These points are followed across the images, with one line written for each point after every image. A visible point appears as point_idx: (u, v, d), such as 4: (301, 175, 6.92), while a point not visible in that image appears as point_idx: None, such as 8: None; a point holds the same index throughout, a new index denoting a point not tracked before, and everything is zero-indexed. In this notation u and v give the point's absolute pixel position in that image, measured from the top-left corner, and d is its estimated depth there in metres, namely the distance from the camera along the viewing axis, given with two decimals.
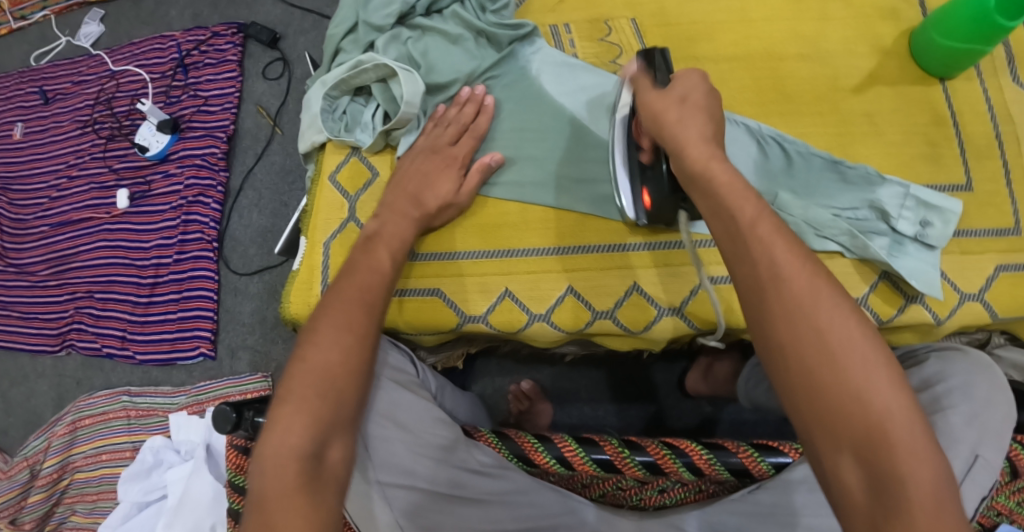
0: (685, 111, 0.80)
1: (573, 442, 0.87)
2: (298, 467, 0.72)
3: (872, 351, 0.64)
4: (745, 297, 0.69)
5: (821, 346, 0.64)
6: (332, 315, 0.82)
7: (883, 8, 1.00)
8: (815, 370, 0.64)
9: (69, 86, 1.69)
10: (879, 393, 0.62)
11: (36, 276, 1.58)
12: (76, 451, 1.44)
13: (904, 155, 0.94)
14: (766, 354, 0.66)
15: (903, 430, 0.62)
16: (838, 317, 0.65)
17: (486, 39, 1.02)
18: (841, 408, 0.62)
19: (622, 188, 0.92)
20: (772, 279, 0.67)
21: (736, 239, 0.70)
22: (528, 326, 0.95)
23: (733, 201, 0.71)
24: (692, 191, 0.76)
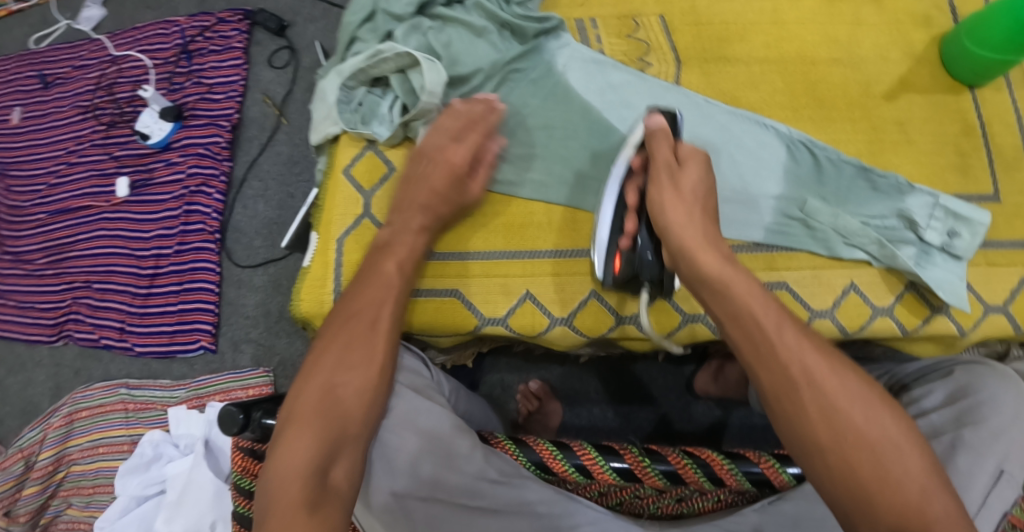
0: (694, 205, 0.83)
1: (592, 450, 0.86)
2: (301, 487, 0.73)
3: (899, 438, 0.71)
4: (772, 397, 0.74)
5: (856, 443, 0.70)
6: (335, 333, 0.82)
7: (916, 14, 0.99)
8: (856, 467, 0.70)
9: (69, 70, 1.65)
10: (915, 481, 0.69)
11: (32, 265, 1.55)
12: (72, 443, 1.41)
13: (934, 164, 0.93)
14: (802, 451, 0.72)
15: (944, 511, 0.68)
16: (870, 415, 0.71)
17: (511, 32, 1.00)
18: (885, 501, 0.68)
19: (597, 260, 0.89)
20: (803, 383, 0.72)
21: (760, 347, 0.74)
22: (549, 330, 0.94)
23: (749, 308, 0.75)
24: (705, 296, 0.79)
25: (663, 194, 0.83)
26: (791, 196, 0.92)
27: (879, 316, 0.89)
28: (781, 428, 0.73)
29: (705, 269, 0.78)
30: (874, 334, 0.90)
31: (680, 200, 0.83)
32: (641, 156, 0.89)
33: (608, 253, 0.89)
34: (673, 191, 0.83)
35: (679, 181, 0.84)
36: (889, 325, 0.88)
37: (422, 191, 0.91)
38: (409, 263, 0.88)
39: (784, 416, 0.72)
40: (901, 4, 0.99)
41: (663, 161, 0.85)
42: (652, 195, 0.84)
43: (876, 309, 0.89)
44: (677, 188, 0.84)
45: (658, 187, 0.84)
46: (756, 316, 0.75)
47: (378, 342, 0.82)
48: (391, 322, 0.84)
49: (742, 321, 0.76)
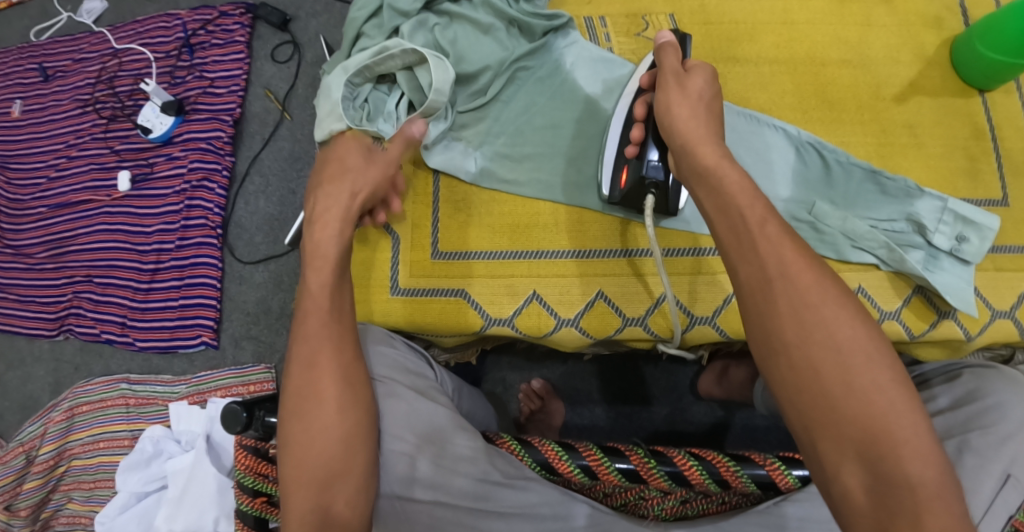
0: (696, 108, 0.81)
1: (598, 451, 0.85)
2: (303, 524, 0.76)
3: (871, 349, 0.66)
4: (747, 290, 0.71)
5: (824, 345, 0.67)
6: (287, 383, 0.80)
7: (927, 16, 0.98)
8: (822, 370, 0.66)
9: (70, 63, 1.64)
10: (883, 393, 0.65)
11: (33, 259, 1.54)
12: (73, 438, 1.41)
13: (943, 168, 0.93)
14: (771, 350, 0.69)
15: (907, 430, 0.64)
16: (848, 321, 0.67)
17: (519, 29, 0.99)
18: (846, 407, 0.65)
19: (604, 173, 0.92)
20: (779, 278, 0.69)
21: (741, 238, 0.71)
22: (556, 331, 0.93)
23: (739, 201, 0.73)
24: (697, 190, 0.77)
25: (670, 98, 0.82)
26: (799, 200, 0.92)
27: (886, 320, 0.89)
28: (751, 324, 0.70)
29: (702, 162, 0.77)
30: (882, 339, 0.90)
31: (681, 102, 0.81)
32: (649, 76, 0.89)
33: (619, 164, 0.91)
34: (679, 92, 0.82)
35: (685, 84, 0.83)
36: (896, 330, 0.88)
37: (336, 211, 0.87)
38: (327, 276, 0.83)
39: (755, 310, 0.70)
40: (913, 5, 0.99)
41: (671, 69, 0.85)
42: (659, 98, 0.83)
43: (884, 314, 0.89)
44: (683, 89, 0.82)
45: (664, 89, 0.83)
46: (743, 208, 0.72)
47: (326, 374, 0.79)
48: (335, 350, 0.80)
49: (728, 213, 0.73)
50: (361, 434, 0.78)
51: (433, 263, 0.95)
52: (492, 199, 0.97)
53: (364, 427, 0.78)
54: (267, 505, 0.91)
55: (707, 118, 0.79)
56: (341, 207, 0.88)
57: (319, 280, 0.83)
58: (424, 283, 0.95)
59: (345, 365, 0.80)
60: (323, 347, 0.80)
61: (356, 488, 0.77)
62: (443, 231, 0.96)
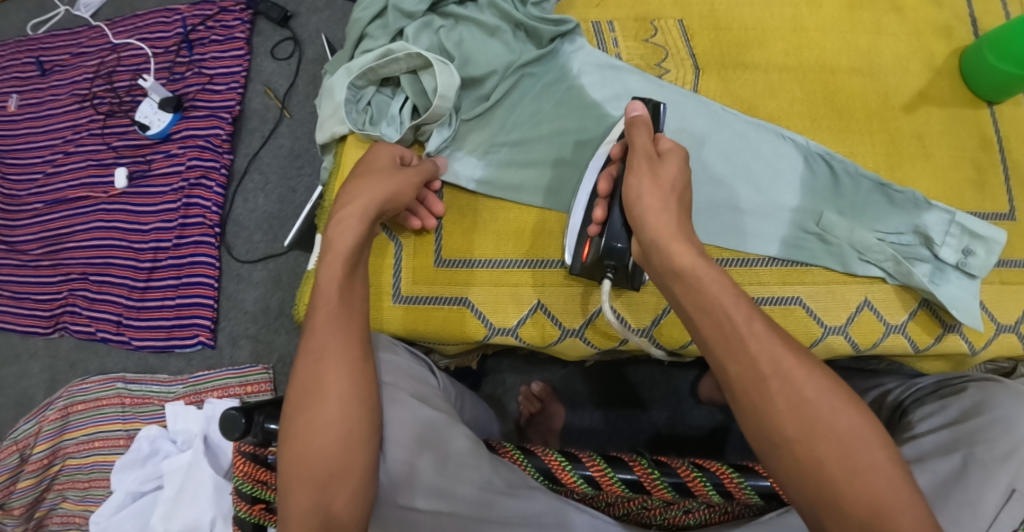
0: (668, 196, 0.78)
1: (602, 462, 0.83)
2: (302, 523, 0.74)
3: (866, 434, 0.67)
4: (740, 389, 0.70)
5: (824, 437, 0.67)
6: (292, 377, 0.79)
7: (938, 25, 0.98)
8: (825, 461, 0.66)
9: (67, 57, 1.62)
10: (885, 477, 0.65)
11: (28, 255, 1.52)
12: (67, 436, 1.40)
13: (951, 180, 0.93)
14: (770, 445, 0.68)
15: (908, 506, 0.64)
16: (841, 409, 0.67)
17: (525, 33, 0.98)
18: (854, 495, 0.65)
19: (569, 243, 0.91)
20: (773, 376, 0.68)
21: (729, 338, 0.70)
22: (560, 341, 0.93)
23: (722, 299, 0.71)
24: (673, 287, 0.74)
25: (640, 182, 0.79)
26: (808, 210, 0.91)
27: (891, 332, 0.88)
28: (746, 421, 0.69)
29: (676, 262, 0.74)
30: (886, 351, 0.90)
31: (654, 190, 0.78)
32: (621, 146, 0.87)
33: (581, 239, 0.89)
34: (651, 181, 0.79)
35: (657, 171, 0.80)
36: (901, 342, 0.88)
37: (355, 206, 0.84)
38: (337, 270, 0.82)
39: (751, 409, 0.69)
40: (924, 15, 0.98)
41: (642, 151, 0.82)
42: (628, 182, 0.80)
43: (889, 326, 0.88)
44: (655, 176, 0.79)
45: (634, 173, 0.80)
46: (729, 308, 0.70)
47: (331, 369, 0.78)
48: (342, 345, 0.79)
49: (712, 312, 0.71)
50: (364, 433, 0.77)
51: (437, 270, 0.95)
52: (497, 205, 0.96)
53: (367, 427, 0.77)
54: (266, 512, 0.89)
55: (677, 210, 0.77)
56: (360, 204, 0.85)
57: (329, 275, 0.81)
58: (427, 290, 0.94)
59: (352, 361, 0.79)
60: (333, 342, 0.79)
61: (356, 487, 0.76)
62: (447, 236, 0.95)
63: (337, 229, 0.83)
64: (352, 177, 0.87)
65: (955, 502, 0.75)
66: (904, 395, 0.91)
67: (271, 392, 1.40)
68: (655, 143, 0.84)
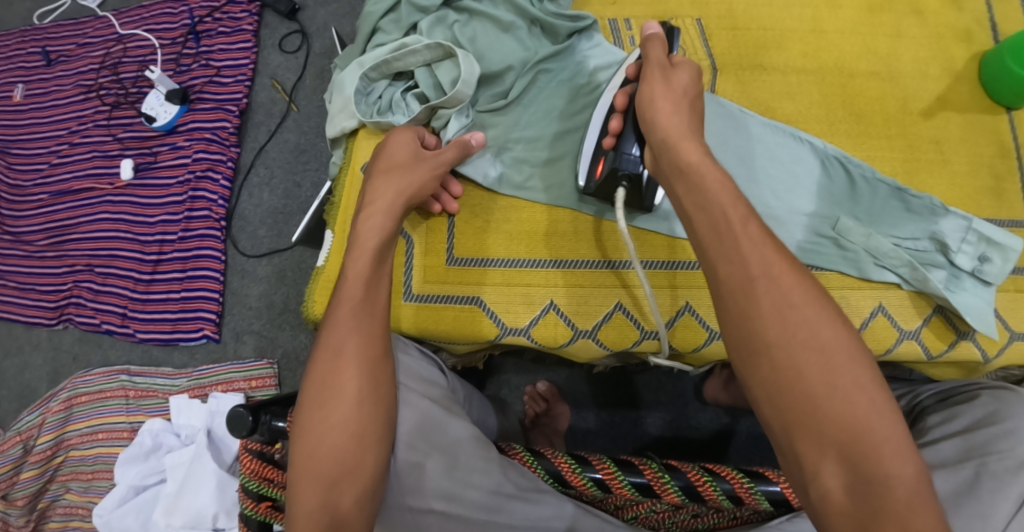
0: (679, 102, 0.79)
1: (612, 465, 0.83)
2: (309, 521, 0.73)
3: (850, 350, 0.66)
4: (727, 292, 0.69)
5: (807, 346, 0.66)
6: (309, 372, 0.78)
7: (958, 29, 0.97)
8: (805, 372, 0.65)
9: (74, 47, 1.62)
10: (865, 394, 0.64)
11: (32, 246, 1.52)
12: (71, 428, 1.39)
13: (968, 187, 0.92)
14: (749, 349, 0.67)
15: (885, 428, 0.64)
16: (827, 323, 0.66)
17: (541, 29, 0.97)
18: (829, 409, 0.64)
19: (582, 166, 0.92)
20: (763, 278, 0.67)
21: (723, 238, 0.69)
22: (572, 342, 0.92)
23: (720, 198, 0.71)
24: (676, 186, 0.75)
25: (653, 88, 0.80)
26: (824, 214, 0.90)
27: (905, 340, 0.88)
28: (729, 322, 0.69)
29: (682, 160, 0.74)
30: (899, 358, 0.89)
31: (666, 95, 0.79)
32: (636, 66, 0.87)
33: (596, 155, 0.90)
34: (664, 86, 0.79)
35: (669, 77, 0.80)
36: (916, 350, 0.87)
37: (382, 202, 0.85)
38: (364, 265, 0.81)
39: (736, 311, 0.68)
40: (944, 19, 0.97)
41: (656, 61, 0.82)
42: (642, 89, 0.81)
43: (904, 333, 0.88)
44: (667, 82, 0.80)
45: (648, 79, 0.81)
46: (726, 206, 0.70)
47: (348, 367, 0.77)
48: (362, 343, 0.78)
49: (709, 212, 0.71)
50: (376, 432, 0.77)
51: (448, 269, 0.94)
52: (511, 205, 0.95)
53: (381, 426, 0.77)
54: (271, 510, 0.89)
55: (690, 114, 0.77)
56: (386, 200, 0.85)
57: (356, 270, 0.81)
58: (438, 289, 0.93)
59: (370, 360, 0.78)
60: (352, 340, 0.78)
61: (364, 488, 0.75)
62: (458, 236, 0.94)
63: (366, 226, 0.83)
64: (374, 174, 0.87)
65: (968, 512, 0.75)
66: (916, 400, 0.90)
67: (275, 388, 1.40)
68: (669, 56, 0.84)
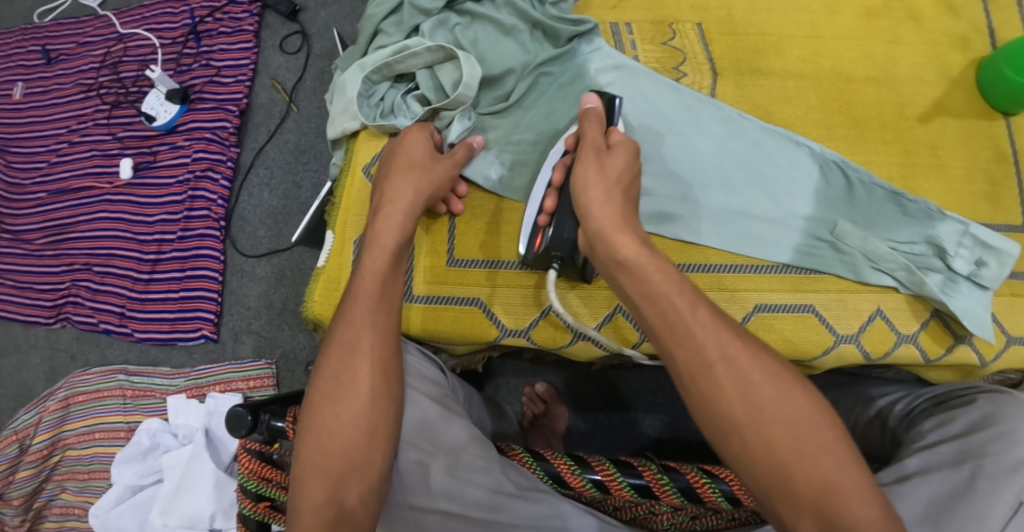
0: (614, 188, 0.81)
1: (610, 466, 0.83)
2: (315, 515, 0.73)
3: (811, 416, 0.68)
4: (687, 378, 0.71)
5: (772, 418, 0.68)
6: (322, 365, 0.79)
7: (955, 36, 0.98)
8: (774, 444, 0.68)
9: (73, 46, 1.62)
10: (830, 455, 0.67)
11: (31, 245, 1.51)
12: (68, 427, 1.39)
13: (964, 192, 0.93)
14: (716, 432, 0.70)
15: (856, 485, 0.66)
16: (783, 395, 0.69)
17: (543, 32, 0.97)
18: (802, 475, 0.66)
19: (523, 233, 0.90)
20: (719, 361, 0.70)
21: (675, 327, 0.72)
22: (572, 344, 0.93)
23: (665, 288, 0.74)
24: (618, 278, 0.77)
25: (588, 171, 0.81)
26: (821, 218, 0.91)
27: (903, 343, 0.88)
28: (695, 409, 0.71)
29: (619, 253, 0.77)
30: (897, 360, 0.90)
31: (599, 183, 0.81)
32: (572, 138, 0.89)
33: (532, 230, 0.89)
34: (598, 172, 0.81)
35: (605, 162, 0.82)
36: (913, 353, 0.88)
37: (403, 202, 0.86)
38: (381, 265, 0.83)
39: (699, 396, 0.70)
40: (941, 25, 0.98)
41: (592, 142, 0.84)
42: (576, 174, 0.82)
43: (901, 336, 0.88)
44: (601, 167, 0.82)
45: (581, 165, 0.82)
46: (673, 295, 0.73)
47: (363, 364, 0.78)
48: (377, 341, 0.80)
49: (657, 301, 0.74)
50: (386, 430, 0.78)
51: (448, 271, 0.94)
52: (512, 206, 0.95)
53: (390, 422, 0.78)
54: (270, 510, 0.89)
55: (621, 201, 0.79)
56: (406, 199, 0.87)
57: (374, 268, 0.83)
58: (440, 290, 0.93)
59: (384, 357, 0.79)
60: (366, 337, 0.79)
61: (371, 484, 0.76)
62: (459, 237, 0.95)
63: (385, 223, 0.85)
64: (390, 171, 0.89)
65: (963, 513, 0.75)
66: (914, 405, 0.91)
67: (273, 388, 1.40)
68: (605, 136, 0.86)
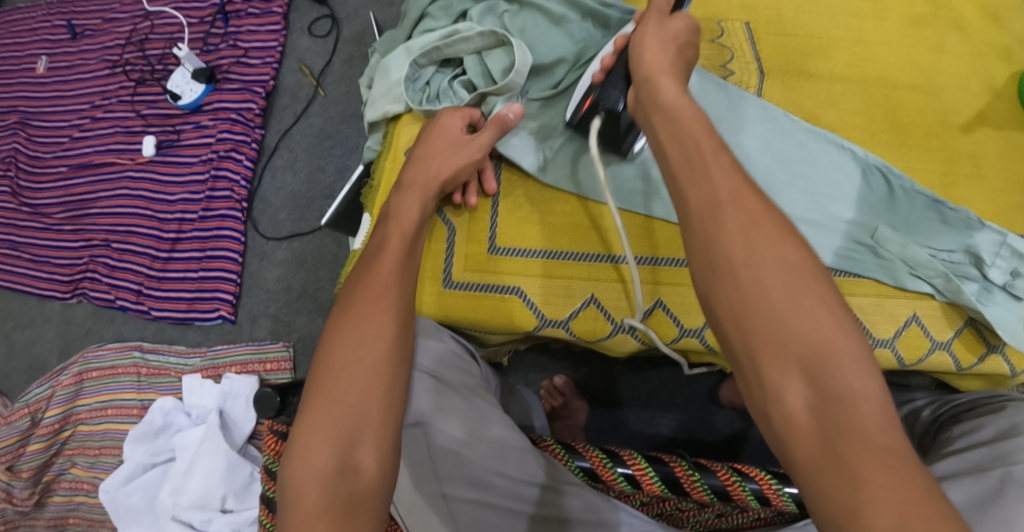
0: (667, 44, 0.80)
1: (642, 461, 0.83)
2: (323, 488, 0.67)
3: (811, 270, 0.64)
4: (693, 218, 0.68)
5: (774, 266, 0.64)
6: (344, 310, 0.76)
7: (998, 47, 0.99)
8: (770, 290, 0.63)
9: (100, 22, 1.61)
10: (828, 310, 0.62)
11: (49, 219, 1.51)
12: (80, 403, 1.39)
13: (1005, 203, 0.93)
14: (710, 279, 0.66)
15: (849, 346, 0.61)
16: (785, 248, 0.65)
17: (594, 21, 0.97)
18: (794, 328, 0.61)
19: (573, 99, 0.92)
20: (729, 202, 0.66)
21: (693, 166, 0.69)
22: (610, 337, 0.93)
23: (694, 131, 0.71)
24: (653, 119, 0.75)
25: (646, 30, 0.81)
26: (863, 222, 0.91)
27: (936, 350, 0.89)
28: (694, 251, 0.67)
29: (661, 94, 0.75)
30: (930, 368, 0.90)
31: (656, 38, 0.80)
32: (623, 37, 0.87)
33: (585, 94, 0.90)
34: (657, 27, 0.80)
35: (664, 24, 0.81)
36: (946, 360, 0.89)
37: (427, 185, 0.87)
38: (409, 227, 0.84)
39: (702, 232, 0.67)
40: (986, 35, 0.99)
41: (656, 9, 0.83)
42: (635, 31, 0.82)
43: (935, 343, 0.89)
44: (659, 28, 0.81)
45: (643, 22, 0.82)
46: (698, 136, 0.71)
47: (384, 314, 0.75)
48: (400, 293, 0.78)
49: (682, 140, 0.72)
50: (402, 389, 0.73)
51: (489, 259, 0.94)
52: (553, 196, 0.96)
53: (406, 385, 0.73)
54: None
55: (674, 53, 0.79)
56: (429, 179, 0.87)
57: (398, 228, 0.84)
58: (478, 278, 0.94)
59: (404, 313, 0.77)
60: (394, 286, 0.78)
61: (386, 450, 0.70)
62: (500, 225, 0.95)
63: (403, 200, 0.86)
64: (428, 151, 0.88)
65: (991, 518, 0.74)
66: (940, 412, 0.93)
67: (289, 372, 1.37)
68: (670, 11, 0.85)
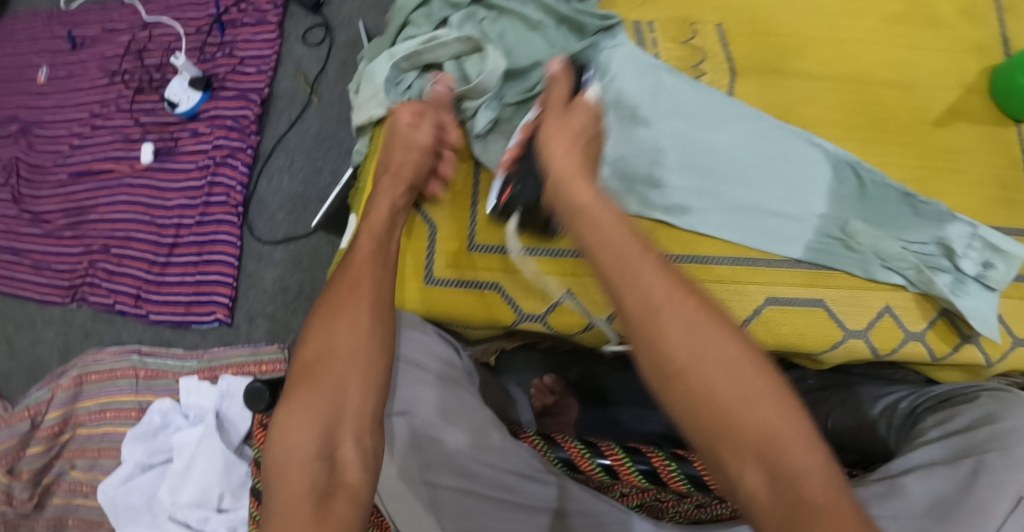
0: (575, 141, 0.82)
1: (620, 451, 0.86)
2: (304, 473, 0.69)
3: (747, 359, 0.66)
4: (631, 321, 0.69)
5: (715, 364, 0.66)
6: (325, 299, 0.79)
7: (972, 44, 1.01)
8: (716, 389, 0.65)
9: (99, 32, 1.65)
10: (772, 398, 0.64)
11: (50, 226, 1.54)
12: (79, 406, 1.41)
13: (979, 196, 0.95)
14: (658, 380, 0.67)
15: (793, 428, 0.63)
16: (719, 344, 0.66)
17: (569, 27, 1.00)
18: (745, 421, 0.63)
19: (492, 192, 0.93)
20: (664, 305, 0.68)
21: (624, 270, 0.70)
22: (587, 329, 0.96)
23: (621, 235, 0.72)
24: (574, 225, 0.75)
25: (549, 129, 0.82)
26: (834, 217, 0.93)
27: (909, 340, 0.91)
28: (637, 352, 0.68)
29: (576, 199, 0.76)
30: (903, 358, 0.92)
31: (565, 135, 0.82)
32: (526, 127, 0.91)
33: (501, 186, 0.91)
34: (560, 127, 0.82)
35: (568, 120, 0.83)
36: (918, 350, 0.90)
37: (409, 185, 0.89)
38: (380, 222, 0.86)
39: (645, 338, 0.67)
40: (959, 32, 1.01)
41: (557, 98, 0.87)
42: (539, 131, 0.83)
43: (908, 333, 0.91)
44: (567, 125, 0.83)
45: (546, 121, 0.83)
46: (624, 241, 0.72)
47: (363, 299, 0.78)
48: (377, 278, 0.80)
49: (610, 246, 0.72)
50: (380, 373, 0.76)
51: (469, 254, 0.97)
52: None
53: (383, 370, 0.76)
54: None
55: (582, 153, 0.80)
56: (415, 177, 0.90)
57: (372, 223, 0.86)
58: (458, 274, 0.96)
59: (382, 297, 0.80)
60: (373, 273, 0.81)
61: (364, 435, 0.72)
62: (481, 223, 0.98)
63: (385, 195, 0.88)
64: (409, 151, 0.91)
65: (968, 507, 0.75)
66: (917, 402, 0.93)
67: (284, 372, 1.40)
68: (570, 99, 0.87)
